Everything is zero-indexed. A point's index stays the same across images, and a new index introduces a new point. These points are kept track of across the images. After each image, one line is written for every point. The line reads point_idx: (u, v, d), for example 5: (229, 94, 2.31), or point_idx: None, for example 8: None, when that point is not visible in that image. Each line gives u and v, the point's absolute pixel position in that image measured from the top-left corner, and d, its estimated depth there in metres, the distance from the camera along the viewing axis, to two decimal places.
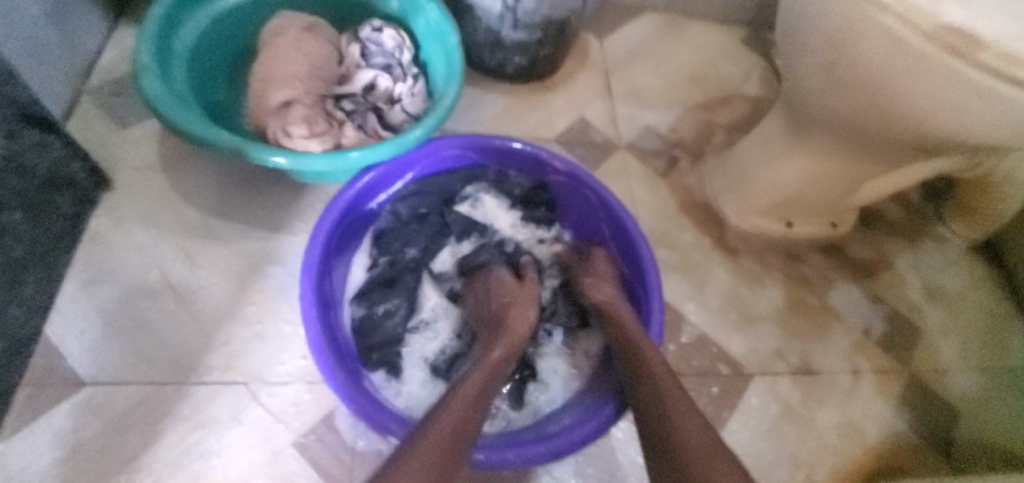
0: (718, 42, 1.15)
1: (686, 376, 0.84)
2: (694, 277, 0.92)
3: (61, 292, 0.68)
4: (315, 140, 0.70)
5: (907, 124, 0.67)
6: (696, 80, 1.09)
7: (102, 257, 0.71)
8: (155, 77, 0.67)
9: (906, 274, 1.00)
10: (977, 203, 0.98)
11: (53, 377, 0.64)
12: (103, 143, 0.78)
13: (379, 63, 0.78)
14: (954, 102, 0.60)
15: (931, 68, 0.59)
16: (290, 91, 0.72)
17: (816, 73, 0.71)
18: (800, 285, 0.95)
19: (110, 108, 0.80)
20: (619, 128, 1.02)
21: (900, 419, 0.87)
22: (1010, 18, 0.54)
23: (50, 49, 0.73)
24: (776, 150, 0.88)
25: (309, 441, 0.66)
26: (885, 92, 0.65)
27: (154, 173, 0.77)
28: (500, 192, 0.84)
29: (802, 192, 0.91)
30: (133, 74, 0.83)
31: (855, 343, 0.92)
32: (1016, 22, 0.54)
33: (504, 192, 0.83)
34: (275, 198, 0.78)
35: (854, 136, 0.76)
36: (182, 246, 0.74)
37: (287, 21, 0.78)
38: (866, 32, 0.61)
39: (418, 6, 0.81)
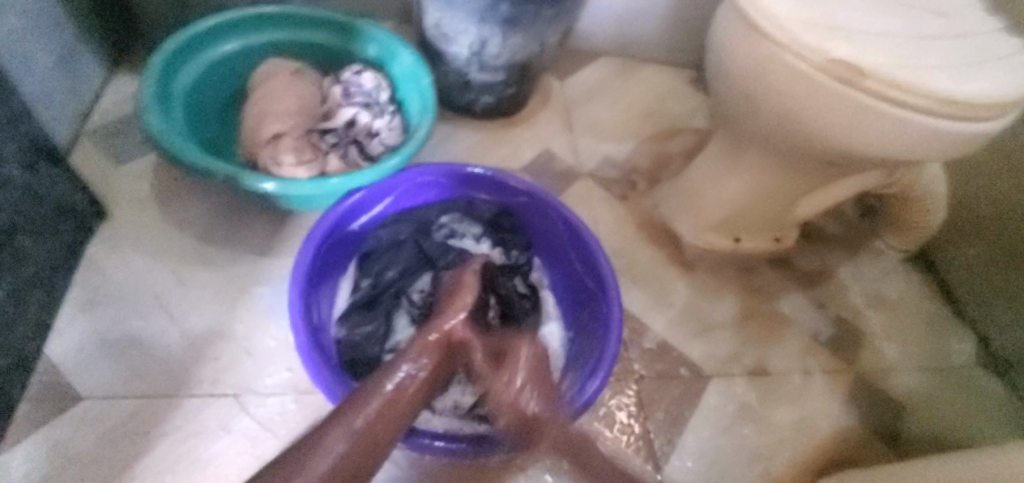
0: (667, 82, 1.28)
1: (649, 379, 0.90)
2: (654, 289, 0.99)
3: (60, 313, 0.73)
4: (303, 166, 0.80)
5: (818, 142, 0.77)
6: (647, 115, 1.21)
7: (99, 280, 0.76)
8: (157, 115, 0.76)
9: (848, 282, 1.06)
10: (903, 218, 1.05)
11: (53, 391, 0.69)
12: (101, 178, 0.84)
13: (359, 102, 0.87)
14: (850, 119, 0.71)
15: (824, 92, 0.70)
16: (281, 126, 0.82)
17: (737, 102, 0.82)
18: (752, 295, 1.02)
19: (108, 146, 0.87)
20: (580, 157, 1.12)
21: (849, 415, 0.93)
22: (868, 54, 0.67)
23: (55, 95, 0.81)
24: (717, 172, 0.99)
25: None
26: (794, 115, 0.75)
27: (149, 204, 0.83)
28: (472, 219, 0.90)
29: (744, 209, 0.99)
30: (131, 117, 0.91)
31: (805, 346, 0.98)
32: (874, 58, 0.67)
33: (475, 218, 0.90)
34: (264, 223, 0.85)
35: (779, 155, 0.86)
36: (174, 269, 0.79)
37: (277, 67, 0.88)
38: (771, 65, 0.72)
39: (395, 53, 0.91)
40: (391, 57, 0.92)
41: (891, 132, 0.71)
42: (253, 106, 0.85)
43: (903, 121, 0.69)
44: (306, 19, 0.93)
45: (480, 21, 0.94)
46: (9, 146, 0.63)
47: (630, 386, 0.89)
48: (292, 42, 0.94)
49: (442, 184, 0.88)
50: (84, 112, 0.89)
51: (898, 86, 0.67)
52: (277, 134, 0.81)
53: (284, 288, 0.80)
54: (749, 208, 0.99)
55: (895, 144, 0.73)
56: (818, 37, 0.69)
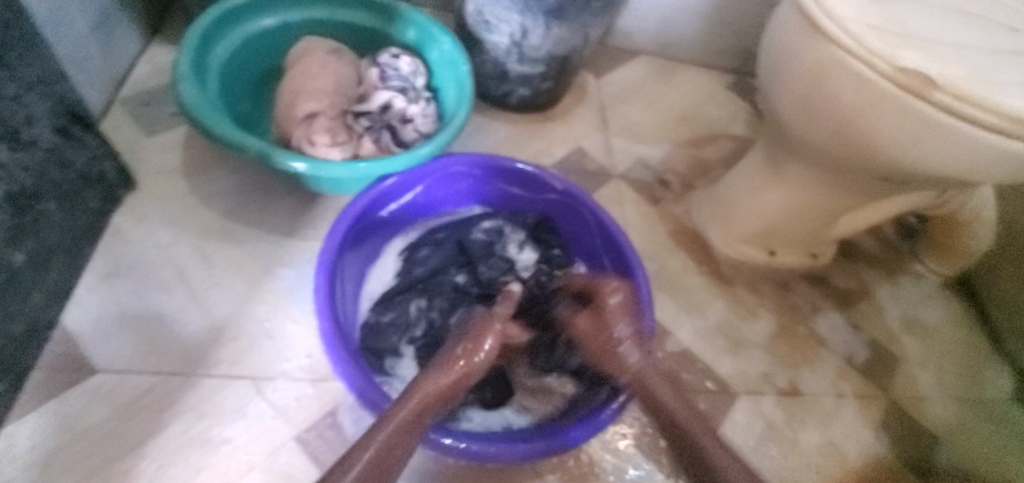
0: (705, 86, 1.24)
1: (673, 392, 0.86)
2: (683, 298, 0.96)
3: (80, 283, 0.72)
4: (337, 147, 0.78)
5: (873, 157, 0.73)
6: (684, 119, 1.17)
7: (123, 250, 0.75)
8: (192, 86, 0.74)
9: (886, 304, 1.02)
10: (948, 242, 1.01)
11: (67, 361, 0.67)
12: (130, 148, 0.83)
13: (395, 86, 0.84)
14: (911, 134, 0.67)
15: (888, 104, 0.66)
16: (316, 104, 0.80)
17: (788, 109, 0.78)
18: (785, 311, 0.98)
19: (138, 116, 0.86)
20: (613, 158, 1.09)
21: (881, 443, 0.89)
22: (935, 63, 0.64)
23: (89, 59, 0.80)
24: (758, 182, 0.95)
25: (310, 436, 0.67)
26: (849, 127, 0.72)
27: (176, 177, 0.82)
28: (516, 224, 0.87)
29: (785, 222, 0.95)
30: (163, 87, 0.89)
31: (839, 369, 0.94)
32: (942, 67, 0.63)
33: (519, 223, 0.87)
34: (291, 204, 0.83)
35: (828, 167, 0.82)
36: (198, 245, 0.77)
37: (315, 45, 0.86)
38: (831, 71, 0.69)
39: (433, 38, 0.89)
40: (430, 42, 0.90)
41: (955, 151, 0.67)
42: (288, 83, 0.82)
43: (969, 138, 0.65)
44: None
45: (523, 10, 0.91)
46: (41, 107, 0.62)
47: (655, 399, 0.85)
48: (330, 21, 0.92)
49: (475, 176, 0.85)
50: (117, 80, 0.87)
51: (969, 102, 0.63)
52: (312, 114, 0.79)
53: (308, 272, 0.78)
54: (788, 221, 0.95)
55: (956, 162, 0.68)
56: (886, 43, 0.65)
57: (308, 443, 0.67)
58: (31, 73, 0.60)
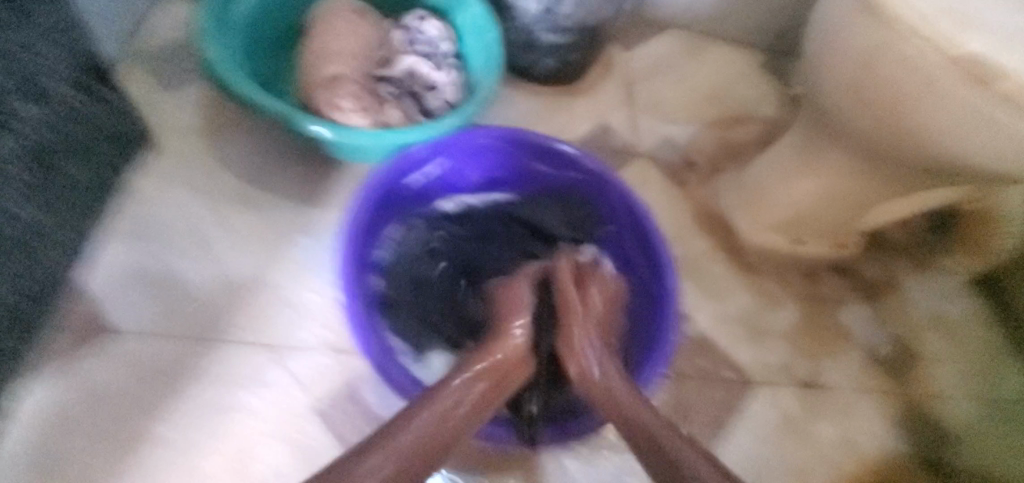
0: (738, 64, 1.19)
1: (691, 380, 0.85)
2: (704, 283, 0.93)
3: (97, 242, 0.71)
4: (360, 113, 0.75)
5: (919, 149, 0.69)
6: (714, 98, 1.13)
7: (140, 210, 0.74)
8: (213, 42, 0.71)
9: (913, 299, 1.00)
10: (982, 239, 0.98)
11: (85, 321, 0.67)
12: (147, 105, 0.80)
13: (421, 51, 0.81)
14: (964, 127, 0.64)
15: (945, 93, 0.62)
16: (340, 69, 0.77)
17: (834, 92, 0.74)
18: (808, 301, 0.96)
19: (154, 71, 0.83)
20: (640, 137, 1.05)
21: (898, 440, 0.87)
22: (989, 39, 0.60)
23: (104, 8, 0.77)
24: (792, 169, 0.91)
25: (326, 406, 0.67)
26: (897, 116, 0.68)
27: (193, 137, 0.79)
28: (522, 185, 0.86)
29: (817, 210, 0.92)
30: (181, 42, 0.86)
31: (861, 363, 0.92)
32: (996, 42, 0.59)
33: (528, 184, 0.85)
34: (309, 169, 0.80)
35: (869, 156, 0.78)
36: (215, 208, 0.75)
37: (338, 4, 0.82)
38: (888, 56, 0.65)
39: (462, 2, 0.84)
40: (457, 5, 0.86)
41: (1015, 142, 0.62)
42: (310, 44, 0.79)
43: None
44: None
45: None
46: (60, 60, 0.59)
47: (672, 386, 0.84)
48: None
49: (501, 148, 0.81)
50: (133, 32, 0.84)
51: None
52: (336, 77, 0.76)
53: (325, 241, 0.76)
54: (820, 209, 0.92)
55: (1012, 156, 0.64)
56: (954, 27, 0.60)
57: (324, 411, 0.67)
58: (51, 22, 0.57)
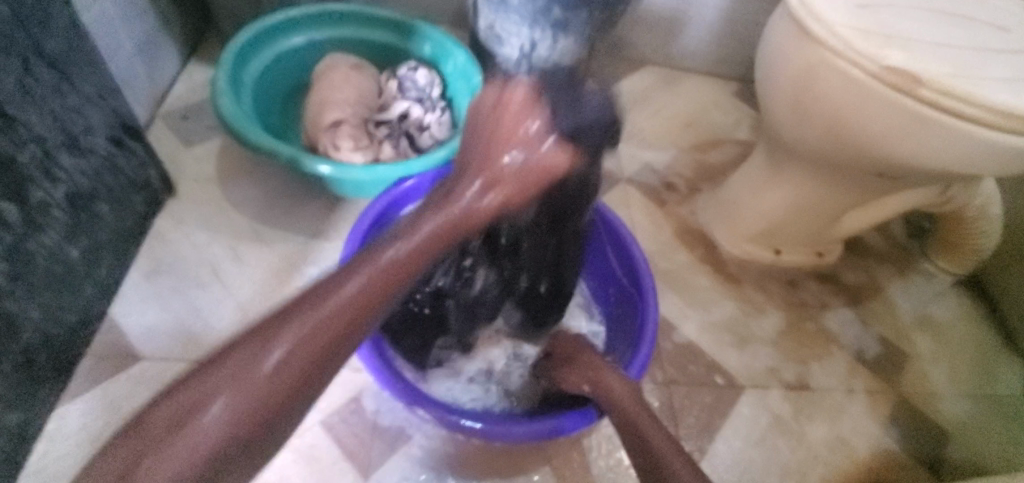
0: (712, 93, 1.28)
1: (681, 386, 0.88)
2: (689, 295, 0.99)
3: (126, 279, 0.78)
4: (359, 152, 0.84)
5: (866, 153, 0.76)
6: (690, 125, 1.22)
7: (165, 250, 0.81)
8: (229, 98, 0.81)
9: (894, 300, 1.04)
10: (954, 240, 1.03)
11: (115, 351, 0.73)
12: (172, 158, 0.90)
13: (413, 96, 0.91)
14: (902, 129, 0.71)
15: (878, 99, 0.69)
16: (341, 113, 0.86)
17: (784, 110, 0.82)
18: (791, 308, 1.00)
19: (177, 129, 0.93)
20: (621, 164, 1.13)
21: (888, 436, 0.90)
22: (904, 57, 0.67)
23: (134, 76, 0.88)
24: (761, 183, 0.98)
25: (334, 421, 0.74)
26: (842, 124, 0.75)
27: (212, 184, 0.88)
28: None
29: (789, 220, 0.98)
30: (201, 103, 0.97)
31: (847, 364, 0.96)
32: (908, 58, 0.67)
33: None
34: (319, 206, 0.89)
35: (825, 164, 0.85)
36: (232, 245, 0.83)
37: (339, 61, 0.93)
38: (825, 73, 0.73)
39: (448, 52, 0.96)
40: (445, 55, 0.97)
41: (948, 141, 0.69)
42: (315, 95, 0.89)
43: (956, 129, 0.67)
44: (370, 19, 0.98)
45: (532, 23, 0.95)
46: (96, 117, 0.69)
47: (663, 393, 0.87)
48: (353, 39, 0.99)
49: None
50: (159, 97, 0.95)
51: (954, 96, 0.66)
52: (337, 121, 0.85)
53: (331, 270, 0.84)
54: (792, 219, 0.98)
55: (949, 155, 0.71)
56: (874, 44, 0.68)
57: (333, 424, 0.74)
58: (91, 86, 0.67)
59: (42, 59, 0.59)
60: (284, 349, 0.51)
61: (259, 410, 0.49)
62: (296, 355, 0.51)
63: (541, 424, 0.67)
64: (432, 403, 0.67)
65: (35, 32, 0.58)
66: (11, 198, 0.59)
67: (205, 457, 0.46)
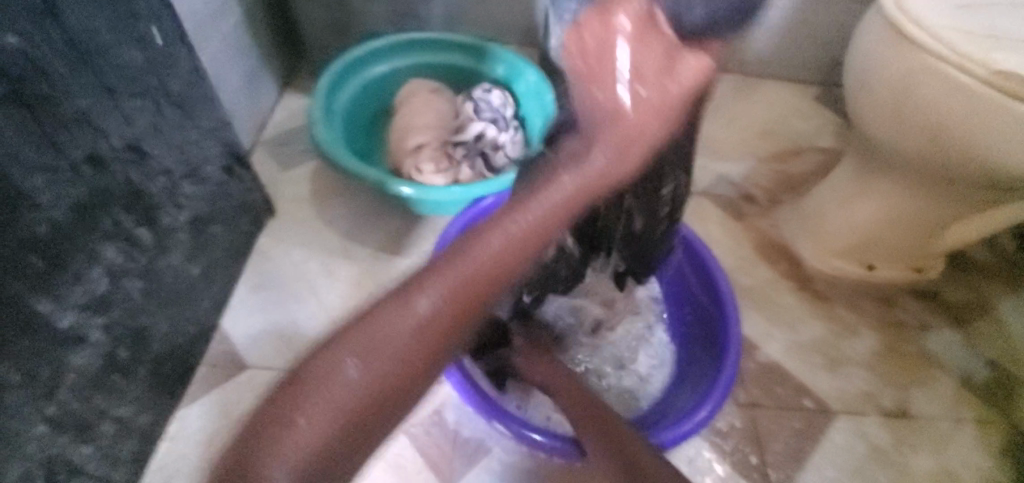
0: (791, 100, 1.23)
1: (765, 409, 0.85)
2: (773, 313, 0.94)
3: (234, 293, 0.86)
4: (441, 174, 0.88)
5: (974, 165, 0.70)
6: (769, 134, 1.17)
7: (266, 266, 0.89)
8: (323, 127, 0.87)
9: (1010, 321, 0.94)
10: None
11: (226, 359, 0.80)
12: (270, 181, 0.98)
13: (487, 117, 0.93)
14: (1014, 140, 0.65)
15: (987, 109, 0.64)
16: (423, 137, 0.91)
17: (879, 120, 0.77)
18: (888, 328, 0.94)
19: (275, 154, 1.02)
20: (695, 177, 1.10)
21: (1007, 473, 0.81)
22: (1016, 62, 0.62)
23: (240, 108, 0.97)
24: (853, 195, 0.92)
25: (418, 432, 0.77)
26: (947, 135, 0.70)
27: (306, 205, 0.95)
28: None
29: (885, 234, 0.91)
30: (295, 130, 1.05)
31: (955, 391, 0.88)
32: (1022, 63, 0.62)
33: None
34: (402, 226, 0.94)
35: (927, 175, 0.79)
36: (324, 262, 0.90)
37: (419, 86, 0.98)
38: (925, 81, 0.68)
39: (521, 72, 0.99)
40: (517, 76, 1.00)
41: None
42: (398, 120, 0.94)
43: None
44: (445, 43, 1.03)
45: None
46: (213, 149, 0.76)
47: (746, 416, 0.84)
48: (430, 64, 1.04)
49: None
50: (259, 125, 1.04)
51: None
52: (419, 145, 0.90)
53: None
54: (887, 233, 0.91)
55: None
56: (981, 50, 0.64)
57: (417, 433, 0.77)
58: (208, 121, 0.74)
59: (171, 101, 0.67)
60: (434, 297, 0.46)
61: (394, 378, 0.44)
62: (447, 307, 0.46)
63: None
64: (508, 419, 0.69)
65: (164, 76, 0.66)
66: (145, 224, 0.67)
67: (338, 433, 0.42)
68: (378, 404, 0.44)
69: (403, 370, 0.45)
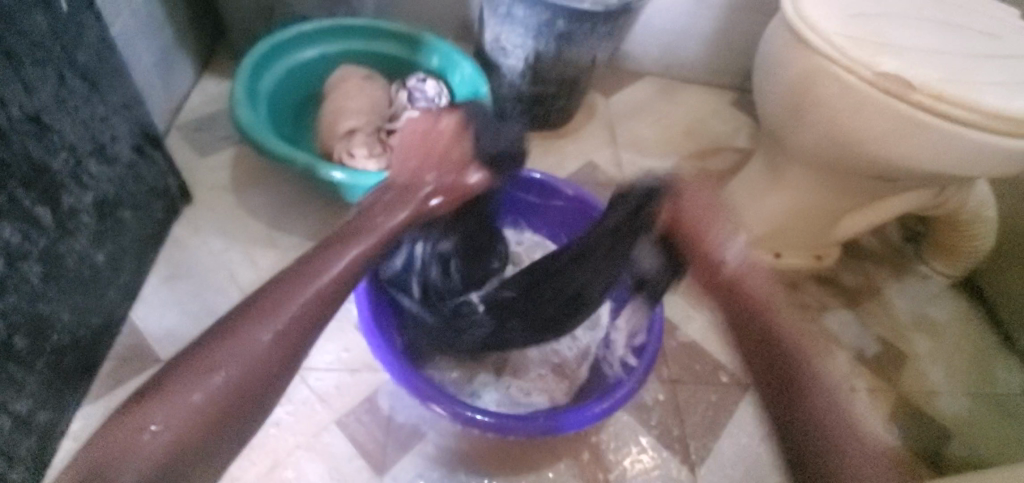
0: (709, 102, 1.32)
1: (685, 385, 0.90)
2: (693, 298, 1.01)
3: (145, 283, 0.80)
4: (373, 159, 0.87)
5: (863, 158, 0.79)
6: (689, 133, 1.25)
7: (183, 255, 0.84)
8: (247, 108, 0.84)
9: (894, 300, 1.06)
10: (949, 243, 1.05)
11: (135, 353, 0.75)
12: (187, 167, 0.93)
13: (423, 106, 0.94)
14: (895, 134, 0.73)
15: (871, 105, 0.72)
16: (355, 122, 0.89)
17: (783, 116, 0.84)
18: (794, 309, 1.02)
19: (193, 140, 0.96)
20: (623, 170, 1.15)
21: (892, 434, 0.91)
22: (894, 63, 0.71)
23: (154, 88, 0.91)
24: (762, 187, 1.00)
25: (349, 420, 0.76)
26: (839, 129, 0.78)
27: (227, 193, 0.91)
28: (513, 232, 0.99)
29: (789, 223, 1.00)
30: (215, 115, 1.00)
31: (850, 364, 0.98)
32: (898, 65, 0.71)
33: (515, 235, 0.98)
34: (332, 214, 0.92)
35: (823, 167, 0.88)
36: (247, 251, 0.86)
37: (350, 72, 0.96)
38: (820, 80, 0.76)
39: (455, 64, 0.99)
40: (452, 68, 1.00)
41: (941, 145, 0.72)
42: (329, 105, 0.92)
43: (948, 133, 0.71)
44: (378, 32, 1.02)
45: (536, 36, 0.99)
46: (123, 127, 0.71)
47: (670, 392, 0.89)
48: (363, 52, 1.02)
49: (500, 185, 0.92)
50: (174, 109, 0.98)
51: (944, 99, 0.69)
52: (351, 130, 0.89)
53: None
54: (793, 222, 1.00)
55: (941, 158, 0.74)
56: (866, 53, 0.72)
57: (348, 421, 0.76)
58: (117, 97, 0.69)
59: (77, 72, 0.62)
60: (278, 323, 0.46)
61: (250, 383, 0.44)
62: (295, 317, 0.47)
63: (547, 418, 0.69)
64: (440, 396, 0.69)
65: (70, 45, 0.61)
66: (46, 202, 0.61)
67: (187, 432, 0.41)
68: (229, 409, 0.43)
69: (259, 372, 0.44)
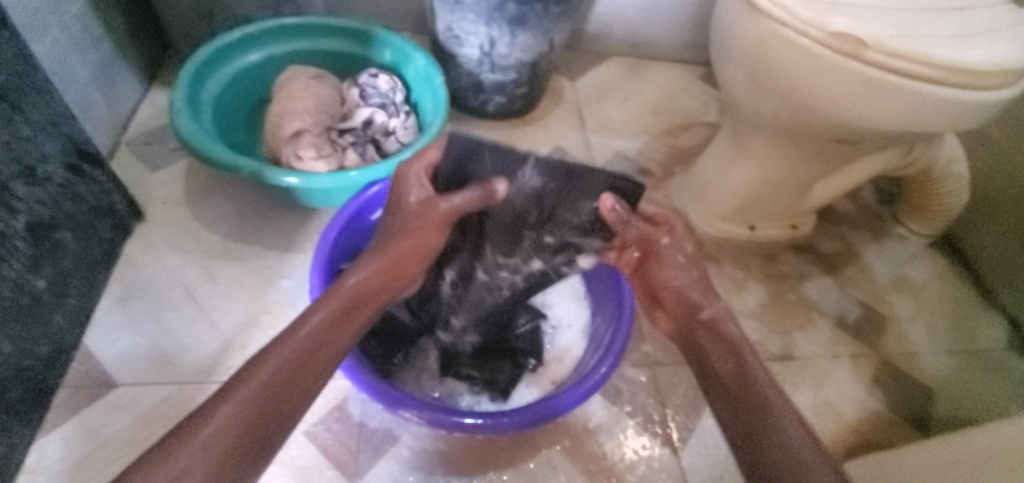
0: (678, 79, 1.30)
1: (665, 366, 0.88)
2: None
3: (98, 306, 0.78)
4: (322, 160, 0.84)
5: (824, 119, 0.77)
6: (658, 112, 1.22)
7: (136, 274, 0.81)
8: (188, 116, 0.81)
9: (873, 263, 1.06)
10: (923, 201, 1.04)
11: (89, 379, 0.72)
12: (137, 183, 0.90)
13: (376, 102, 0.91)
14: (854, 94, 0.72)
15: (825, 66, 0.71)
16: (301, 123, 0.86)
17: (742, 84, 0.82)
18: (772, 281, 1.01)
19: (142, 154, 0.93)
20: (593, 154, 1.13)
21: (876, 399, 0.90)
22: (845, 17, 0.68)
23: (95, 105, 0.88)
24: (729, 160, 0.98)
25: (318, 430, 0.75)
26: (796, 93, 0.76)
27: (180, 206, 0.88)
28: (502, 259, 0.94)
29: (757, 194, 0.99)
30: (163, 127, 0.97)
31: (831, 332, 0.97)
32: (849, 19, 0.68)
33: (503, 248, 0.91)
34: (291, 220, 0.89)
35: (786, 134, 0.86)
36: (203, 264, 0.83)
37: (298, 72, 0.93)
38: (773, 44, 0.74)
39: (408, 57, 0.96)
40: (405, 60, 0.97)
41: (900, 101, 0.71)
42: (275, 107, 0.89)
43: (905, 88, 0.69)
44: (326, 29, 0.99)
45: (488, 21, 0.97)
46: (53, 145, 0.68)
47: (648, 374, 0.88)
48: (312, 51, 0.99)
49: None
50: (121, 124, 0.95)
51: (899, 56, 0.67)
52: (298, 131, 0.86)
53: (303, 280, 0.83)
54: (763, 193, 0.98)
55: (900, 115, 0.72)
56: (818, 12, 0.69)
57: (318, 431, 0.75)
58: (43, 115, 0.66)
59: None
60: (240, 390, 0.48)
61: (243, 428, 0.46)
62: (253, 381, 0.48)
63: (525, 411, 0.67)
64: (408, 401, 0.66)
65: None
66: None
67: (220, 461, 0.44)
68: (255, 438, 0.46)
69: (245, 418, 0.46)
